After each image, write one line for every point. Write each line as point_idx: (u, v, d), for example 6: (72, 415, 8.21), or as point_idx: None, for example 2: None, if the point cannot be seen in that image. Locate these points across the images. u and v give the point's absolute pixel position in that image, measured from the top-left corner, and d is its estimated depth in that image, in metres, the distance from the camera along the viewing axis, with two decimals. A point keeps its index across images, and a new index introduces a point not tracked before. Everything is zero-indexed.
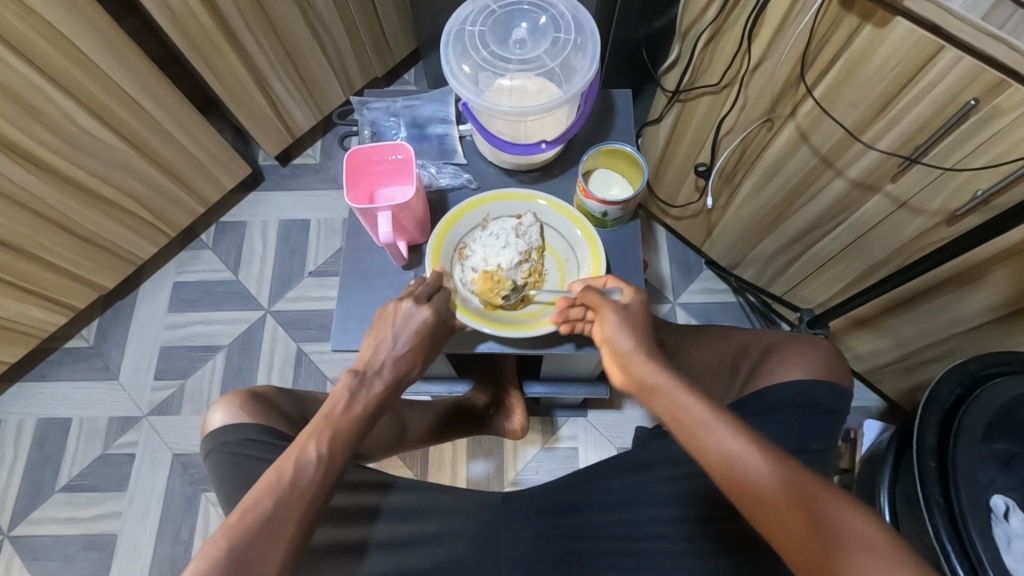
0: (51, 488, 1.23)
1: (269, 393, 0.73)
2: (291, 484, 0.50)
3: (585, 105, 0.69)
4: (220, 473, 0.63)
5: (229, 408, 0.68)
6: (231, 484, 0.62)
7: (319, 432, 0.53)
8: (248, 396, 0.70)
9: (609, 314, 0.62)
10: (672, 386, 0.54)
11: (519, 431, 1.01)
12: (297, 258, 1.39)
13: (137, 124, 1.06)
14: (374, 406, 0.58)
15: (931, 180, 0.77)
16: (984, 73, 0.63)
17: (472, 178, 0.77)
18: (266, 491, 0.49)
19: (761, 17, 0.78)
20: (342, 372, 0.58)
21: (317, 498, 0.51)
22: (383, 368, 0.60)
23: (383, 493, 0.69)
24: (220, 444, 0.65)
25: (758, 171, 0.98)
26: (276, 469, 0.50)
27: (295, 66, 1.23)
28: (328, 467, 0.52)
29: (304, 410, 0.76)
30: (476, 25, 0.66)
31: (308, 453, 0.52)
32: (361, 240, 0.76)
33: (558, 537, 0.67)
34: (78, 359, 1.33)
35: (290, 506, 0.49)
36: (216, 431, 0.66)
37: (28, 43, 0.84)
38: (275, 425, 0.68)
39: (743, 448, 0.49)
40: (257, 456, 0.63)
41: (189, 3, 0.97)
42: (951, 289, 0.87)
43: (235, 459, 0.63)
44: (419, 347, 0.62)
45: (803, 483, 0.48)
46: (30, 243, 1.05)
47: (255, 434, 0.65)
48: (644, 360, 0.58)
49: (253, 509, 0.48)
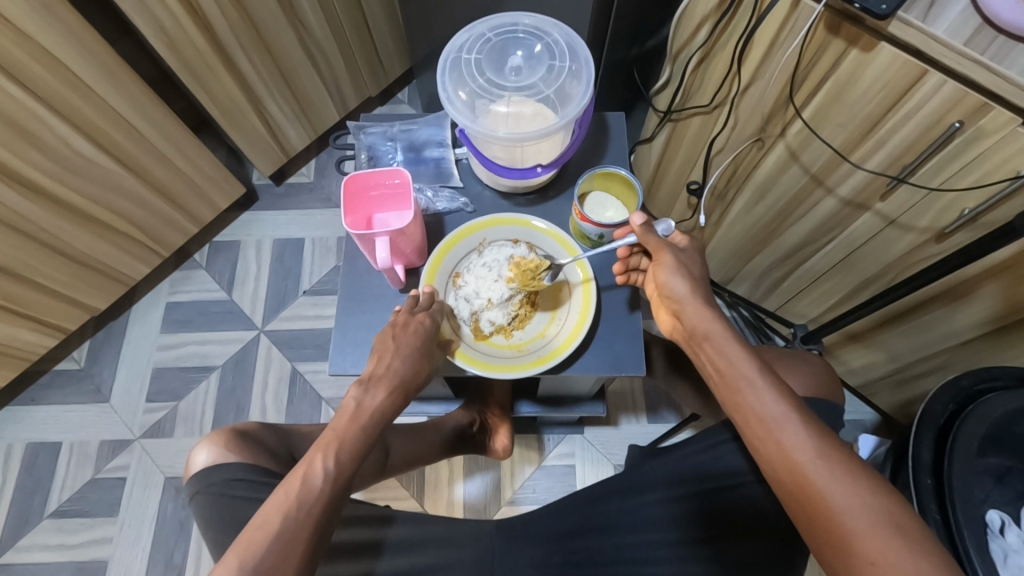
0: (41, 514, 1.21)
1: (253, 429, 0.71)
2: (301, 499, 0.49)
3: (580, 130, 0.70)
4: (209, 514, 0.62)
5: (213, 448, 0.67)
6: (221, 525, 0.61)
7: (326, 445, 0.52)
8: (232, 433, 0.68)
9: (665, 255, 0.64)
10: (720, 337, 0.58)
11: (503, 451, 1.00)
12: (292, 277, 1.39)
13: (132, 146, 1.06)
14: (383, 411, 0.56)
15: (919, 199, 0.79)
16: (968, 95, 0.65)
17: (468, 201, 0.78)
18: (275, 509, 0.48)
19: (749, 42, 0.80)
20: (350, 383, 0.57)
21: (327, 512, 0.50)
22: (388, 373, 0.58)
23: (384, 526, 0.67)
24: (206, 485, 0.64)
25: (749, 190, 0.99)
26: (285, 487, 0.49)
27: (289, 87, 1.24)
28: (339, 476, 0.51)
29: (290, 445, 0.74)
30: (472, 53, 0.68)
31: (315, 468, 0.50)
32: (358, 263, 0.76)
33: (559, 565, 0.67)
34: (69, 382, 1.32)
35: (301, 523, 0.48)
36: (200, 471, 0.65)
37: (24, 68, 0.85)
38: (262, 462, 0.66)
39: (778, 404, 0.53)
40: (247, 496, 0.62)
41: (184, 27, 0.98)
42: (941, 304, 0.88)
43: (224, 500, 0.62)
44: (419, 362, 0.61)
45: (833, 452, 0.50)
46: (23, 266, 1.05)
47: (242, 473, 0.63)
48: (695, 307, 0.61)
49: (262, 528, 0.47)
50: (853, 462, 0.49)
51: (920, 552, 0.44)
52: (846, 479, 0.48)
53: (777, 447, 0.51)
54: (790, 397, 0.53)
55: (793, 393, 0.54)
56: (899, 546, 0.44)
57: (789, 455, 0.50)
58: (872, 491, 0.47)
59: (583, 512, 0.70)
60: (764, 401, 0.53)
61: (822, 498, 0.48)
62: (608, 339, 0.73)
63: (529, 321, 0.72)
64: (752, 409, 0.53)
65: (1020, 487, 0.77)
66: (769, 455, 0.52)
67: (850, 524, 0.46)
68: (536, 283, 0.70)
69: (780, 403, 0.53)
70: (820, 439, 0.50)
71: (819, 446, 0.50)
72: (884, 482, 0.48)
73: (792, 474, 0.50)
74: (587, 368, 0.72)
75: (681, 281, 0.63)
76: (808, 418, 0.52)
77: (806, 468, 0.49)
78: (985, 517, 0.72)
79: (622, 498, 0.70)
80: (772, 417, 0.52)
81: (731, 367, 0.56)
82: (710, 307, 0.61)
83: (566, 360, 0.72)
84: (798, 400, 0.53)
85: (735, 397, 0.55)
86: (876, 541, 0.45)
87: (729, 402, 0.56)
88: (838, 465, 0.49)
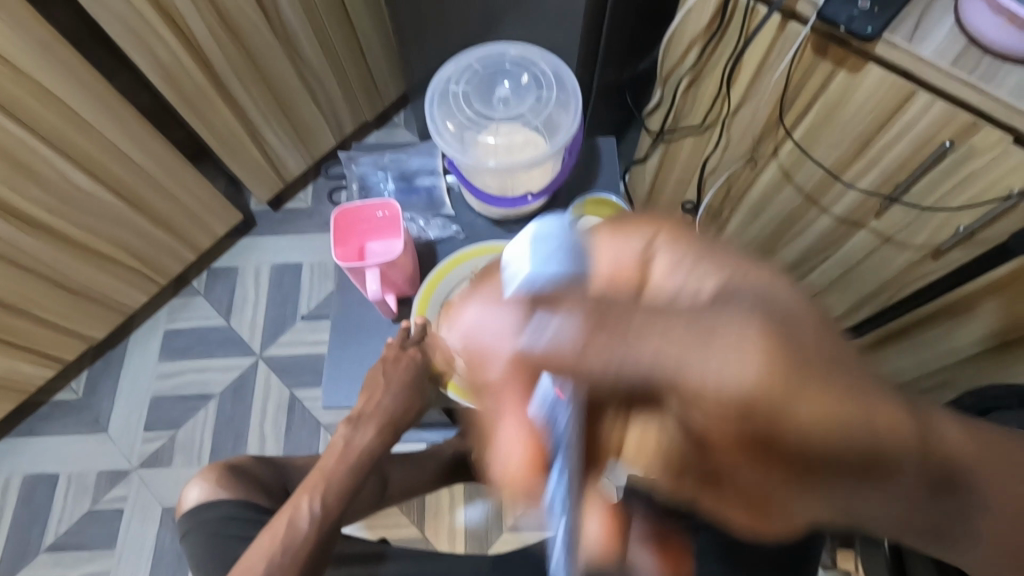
0: (38, 548, 1.20)
1: (248, 464, 0.70)
2: (286, 543, 0.49)
3: (570, 158, 0.70)
4: (200, 554, 0.61)
5: (206, 484, 0.66)
6: (212, 565, 0.60)
7: (313, 486, 0.53)
8: (226, 469, 0.68)
9: (642, 267, 0.34)
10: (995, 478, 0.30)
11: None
12: (290, 303, 1.39)
13: (130, 178, 1.07)
14: (373, 449, 0.58)
15: (913, 218, 0.78)
16: (958, 115, 0.65)
17: (460, 229, 0.77)
18: (259, 555, 0.48)
19: (738, 65, 0.80)
20: (339, 422, 0.59)
21: (313, 554, 0.50)
22: (378, 411, 0.60)
23: (377, 564, 0.66)
24: (197, 523, 0.63)
25: (745, 209, 0.99)
26: (271, 529, 0.50)
27: (286, 114, 1.25)
28: (325, 517, 0.52)
29: (286, 478, 0.73)
30: (459, 84, 0.68)
31: (301, 510, 0.51)
32: (351, 293, 0.76)
33: None
34: (67, 413, 1.31)
35: (285, 568, 0.48)
36: (192, 509, 0.64)
37: (24, 106, 0.86)
38: (256, 499, 0.66)
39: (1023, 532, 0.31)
40: (239, 535, 0.61)
41: (180, 60, 1.00)
42: (943, 321, 0.87)
43: (215, 538, 0.61)
44: (410, 396, 0.61)
45: None
46: (22, 299, 1.05)
47: (235, 511, 0.63)
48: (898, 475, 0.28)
49: (247, 572, 0.47)
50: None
51: None
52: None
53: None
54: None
55: None
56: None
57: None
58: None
59: None
60: None
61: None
62: None
63: None
64: None
65: None
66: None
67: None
68: None
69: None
70: None
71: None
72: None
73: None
74: None
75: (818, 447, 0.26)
76: None
77: None
78: None
79: None
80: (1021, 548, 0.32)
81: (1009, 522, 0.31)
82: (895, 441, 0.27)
83: None
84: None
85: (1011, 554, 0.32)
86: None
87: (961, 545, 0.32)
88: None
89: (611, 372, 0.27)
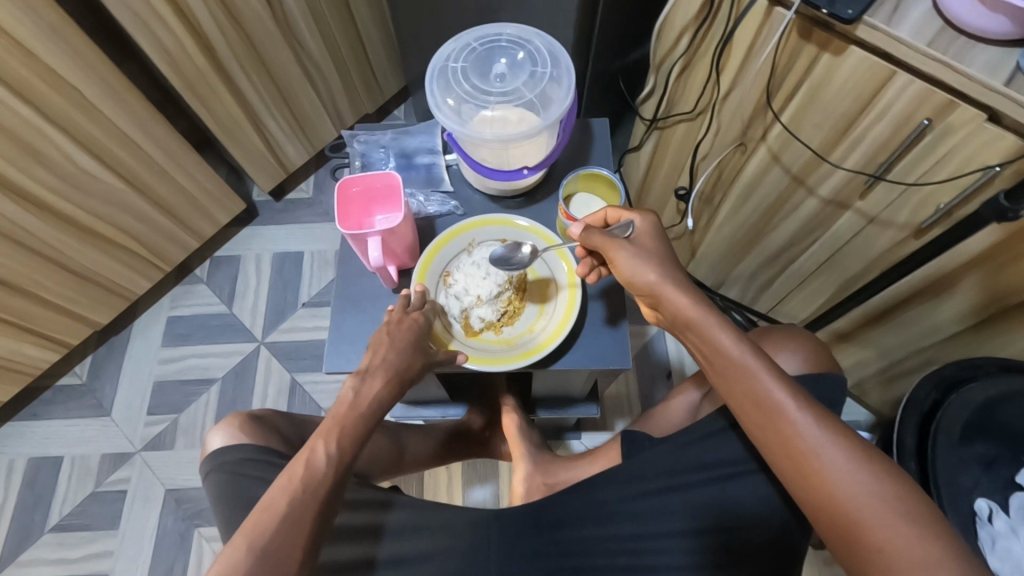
0: (41, 528, 1.22)
1: (268, 415, 0.77)
2: (304, 483, 0.52)
3: (564, 133, 0.73)
4: (221, 492, 0.67)
5: (229, 430, 0.72)
6: (231, 502, 0.65)
7: (328, 432, 0.55)
8: (246, 417, 0.73)
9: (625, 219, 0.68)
10: (710, 324, 0.59)
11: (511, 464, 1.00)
12: (291, 290, 1.41)
13: (136, 164, 1.09)
14: (381, 400, 0.59)
15: (896, 196, 0.81)
16: (934, 94, 0.68)
17: (459, 205, 0.81)
18: (279, 491, 0.51)
19: (727, 48, 0.83)
20: (347, 374, 0.59)
21: (329, 493, 0.52)
22: (384, 364, 0.61)
23: (384, 511, 0.70)
24: (219, 464, 0.68)
25: (735, 193, 1.02)
26: (288, 471, 0.52)
27: (288, 104, 1.28)
28: (340, 459, 0.54)
29: (303, 430, 0.79)
30: (458, 61, 0.71)
31: (317, 453, 0.53)
32: (352, 265, 0.78)
33: (550, 554, 0.67)
34: (71, 397, 1.33)
35: (304, 504, 0.51)
36: (216, 450, 0.70)
37: (32, 88, 0.88)
38: (275, 446, 0.71)
39: (778, 391, 0.54)
40: (257, 475, 0.66)
41: (186, 47, 1.02)
42: (925, 299, 0.90)
43: (235, 478, 0.67)
44: (414, 351, 0.64)
45: (871, 482, 0.50)
46: (28, 280, 1.07)
47: (253, 454, 0.68)
48: (673, 290, 0.61)
49: (268, 510, 0.50)
50: (842, 430, 0.52)
51: (924, 533, 0.47)
52: (857, 460, 0.50)
53: (775, 434, 0.54)
54: (784, 377, 0.55)
55: (843, 431, 0.52)
56: (909, 531, 0.47)
57: (787, 439, 0.53)
58: (877, 477, 0.50)
59: (582, 501, 0.70)
60: (805, 423, 0.53)
61: (825, 468, 0.51)
62: (602, 336, 0.75)
63: (519, 317, 0.74)
64: (776, 406, 0.54)
65: (1007, 476, 0.79)
66: (762, 426, 0.54)
67: (883, 507, 0.48)
68: (522, 288, 0.74)
69: (783, 389, 0.54)
70: (859, 461, 0.50)
71: (823, 425, 0.52)
72: (887, 466, 0.51)
73: (799, 451, 0.52)
74: (574, 363, 0.73)
75: (658, 269, 0.62)
76: (852, 448, 0.51)
77: (828, 472, 0.51)
78: (973, 505, 0.75)
79: (613, 485, 0.71)
80: (773, 403, 0.54)
81: (720, 355, 0.57)
82: (680, 287, 0.61)
83: (554, 355, 0.74)
84: (797, 384, 0.55)
85: (744, 387, 0.56)
86: (901, 530, 0.47)
87: (730, 379, 0.57)
88: (846, 448, 0.51)
89: (597, 242, 0.65)
